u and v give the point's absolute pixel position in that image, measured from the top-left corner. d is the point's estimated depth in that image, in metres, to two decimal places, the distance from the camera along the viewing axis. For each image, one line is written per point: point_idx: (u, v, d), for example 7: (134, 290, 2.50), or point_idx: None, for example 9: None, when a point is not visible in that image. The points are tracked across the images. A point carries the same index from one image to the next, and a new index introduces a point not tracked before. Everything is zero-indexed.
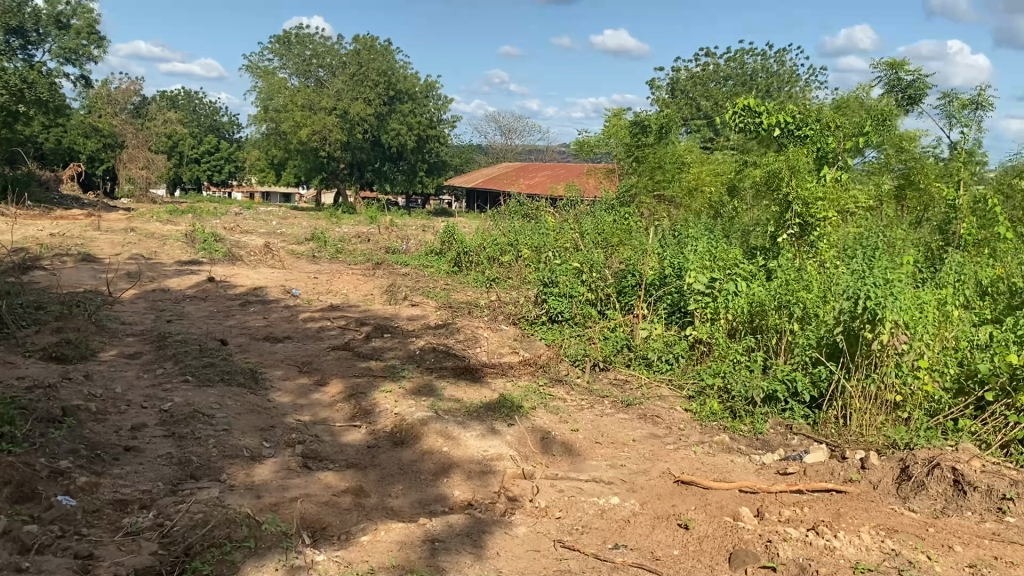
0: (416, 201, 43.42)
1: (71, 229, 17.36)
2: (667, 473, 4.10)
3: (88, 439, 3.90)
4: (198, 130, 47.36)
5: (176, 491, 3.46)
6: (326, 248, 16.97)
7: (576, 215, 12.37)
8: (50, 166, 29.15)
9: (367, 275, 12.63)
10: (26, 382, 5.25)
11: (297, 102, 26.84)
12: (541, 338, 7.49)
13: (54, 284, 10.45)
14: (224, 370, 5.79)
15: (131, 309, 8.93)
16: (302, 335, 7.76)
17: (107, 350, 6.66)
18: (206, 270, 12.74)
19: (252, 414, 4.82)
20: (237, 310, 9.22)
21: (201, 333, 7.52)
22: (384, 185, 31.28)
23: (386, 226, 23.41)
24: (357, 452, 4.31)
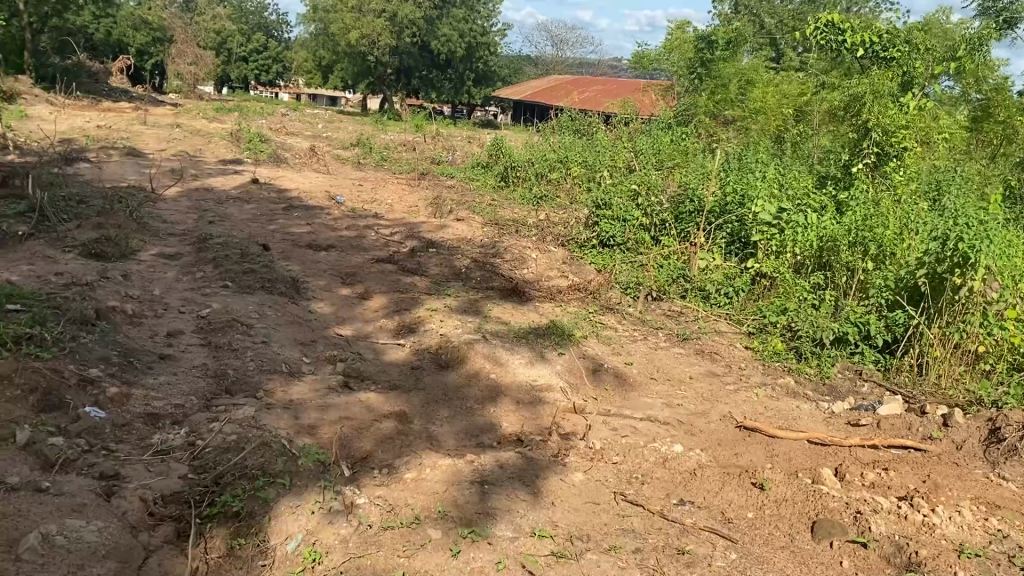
0: (462, 112, 42.69)
1: (117, 122, 17.26)
2: (728, 417, 3.82)
3: (121, 346, 3.73)
4: (247, 28, 46.85)
5: (209, 408, 3.27)
6: (371, 155, 16.69)
7: (630, 134, 11.90)
8: (99, 58, 29.04)
9: (412, 185, 12.36)
10: (64, 280, 5.09)
11: (347, 2, 26.22)
12: (590, 261, 7.15)
13: (98, 177, 10.35)
14: (265, 279, 5.57)
15: (173, 208, 8.77)
16: (345, 245, 7.51)
17: (147, 250, 6.49)
18: (250, 171, 12.54)
19: (292, 326, 4.61)
20: (280, 214, 8.99)
21: (243, 236, 7.34)
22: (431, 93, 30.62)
23: (432, 135, 22.97)
24: (399, 372, 4.07)
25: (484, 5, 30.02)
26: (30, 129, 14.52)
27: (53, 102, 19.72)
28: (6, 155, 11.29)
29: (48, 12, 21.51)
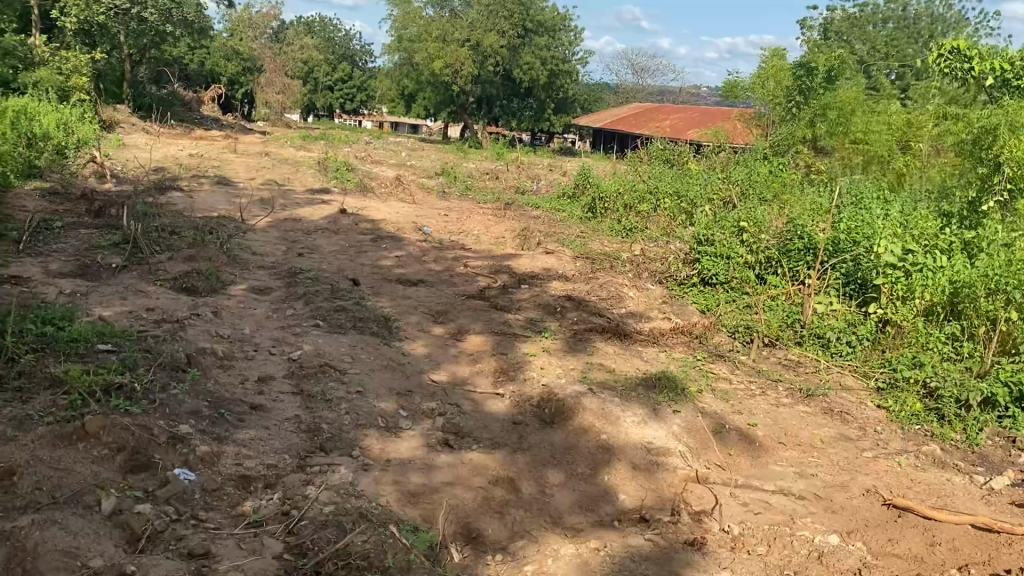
0: (541, 140, 42.65)
1: (209, 151, 17.70)
2: (873, 492, 3.37)
3: (212, 395, 3.52)
4: (333, 59, 48.19)
5: (304, 469, 3.01)
6: (455, 185, 16.62)
7: (725, 165, 11.49)
8: (192, 89, 30.13)
9: (498, 216, 12.17)
10: (156, 317, 5.02)
11: (431, 33, 26.62)
12: (692, 299, 6.71)
13: (191, 206, 10.50)
14: (356, 318, 5.36)
15: (263, 239, 8.76)
16: (435, 279, 7.28)
17: (236, 284, 6.39)
18: (336, 201, 12.56)
19: (385, 372, 4.35)
20: (367, 246, 8.86)
21: (333, 270, 7.20)
22: (512, 120, 30.71)
23: (514, 163, 22.88)
24: (500, 427, 3.72)
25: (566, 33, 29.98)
26: (127, 157, 14.99)
27: (150, 131, 20.39)
28: (105, 183, 11.58)
29: (146, 45, 22.40)
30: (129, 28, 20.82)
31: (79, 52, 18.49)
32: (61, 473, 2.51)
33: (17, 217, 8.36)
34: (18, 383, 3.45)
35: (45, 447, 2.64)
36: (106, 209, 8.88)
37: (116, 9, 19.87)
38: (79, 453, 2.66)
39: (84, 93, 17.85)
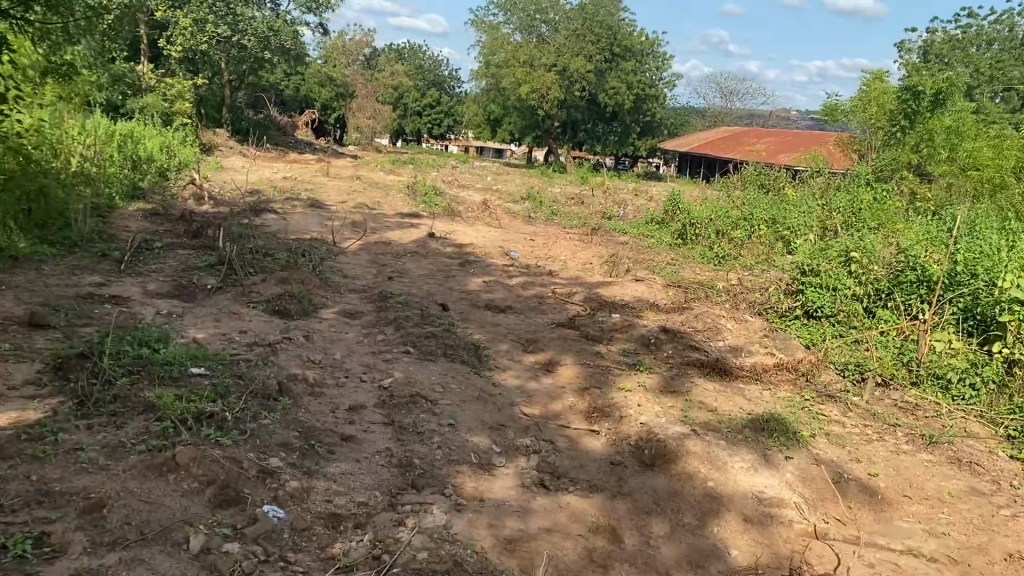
0: (626, 164, 42.42)
1: (303, 174, 18.18)
2: (1016, 557, 3.04)
3: (303, 425, 3.43)
4: (422, 84, 49.25)
5: (395, 508, 2.87)
6: (542, 209, 16.56)
7: (824, 192, 11.07)
8: (287, 115, 31.09)
9: (586, 241, 12.01)
10: (248, 341, 5.01)
11: (519, 58, 26.90)
12: (795, 333, 6.36)
13: (284, 228, 10.69)
14: (446, 345, 5.24)
15: (353, 262, 8.81)
16: (524, 306, 7.13)
17: (327, 307, 6.37)
18: (425, 224, 12.61)
19: (477, 404, 4.19)
20: (455, 271, 8.79)
21: (422, 294, 7.14)
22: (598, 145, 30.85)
23: (600, 188, 22.75)
24: (598, 468, 3.51)
25: (654, 58, 29.84)
26: (226, 180, 15.51)
27: (247, 154, 21.06)
28: (203, 205, 11.92)
29: (245, 72, 23.26)
30: (230, 56, 21.68)
31: (184, 79, 19.35)
32: (151, 507, 2.45)
33: (120, 237, 8.63)
34: (113, 407, 3.44)
35: (135, 479, 2.59)
36: (204, 230, 9.09)
37: (219, 38, 20.69)
38: (169, 486, 2.59)
39: (187, 118, 18.58)
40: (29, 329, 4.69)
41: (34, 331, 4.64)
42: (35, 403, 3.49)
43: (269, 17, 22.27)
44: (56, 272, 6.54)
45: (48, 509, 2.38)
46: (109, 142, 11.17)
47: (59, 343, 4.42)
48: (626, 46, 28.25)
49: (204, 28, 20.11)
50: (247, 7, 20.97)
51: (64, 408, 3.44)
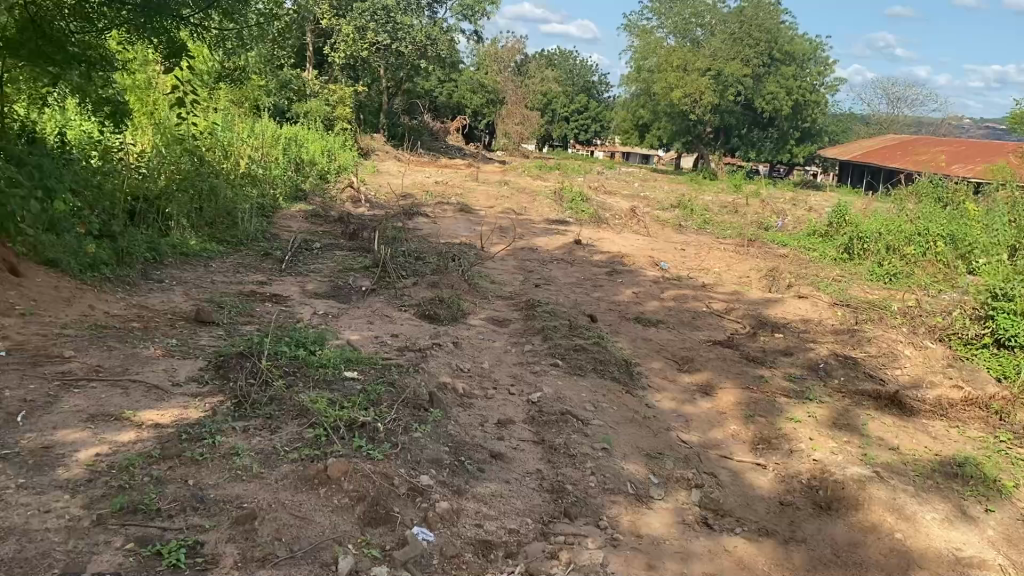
0: (779, 173, 41.01)
1: (453, 179, 18.55)
2: None
3: (452, 439, 3.31)
4: (571, 90, 49.52)
5: (548, 539, 2.69)
6: (693, 217, 16.13)
7: (1011, 208, 10.18)
8: (439, 120, 31.83)
9: (740, 253, 11.55)
10: (399, 346, 4.99)
11: (673, 62, 26.64)
12: (984, 364, 5.77)
13: (434, 232, 10.83)
14: (598, 360, 5.03)
15: (501, 267, 8.77)
16: (677, 321, 6.82)
17: (476, 314, 6.29)
18: (574, 231, 12.47)
19: (632, 427, 3.96)
20: (605, 280, 8.57)
21: (571, 304, 6.97)
22: (751, 151, 30.27)
23: (753, 197, 22.04)
24: (767, 510, 3.22)
25: (815, 63, 28.70)
26: (381, 183, 16.00)
27: (400, 159, 21.67)
28: (358, 207, 12.25)
29: (402, 79, 24.02)
30: (389, 62, 22.47)
31: (346, 85, 20.21)
32: (302, 523, 2.38)
33: (282, 237, 8.95)
34: (268, 410, 3.44)
35: (287, 490, 2.54)
36: (359, 232, 9.29)
37: (379, 45, 21.41)
38: (320, 499, 2.52)
39: (346, 122, 19.29)
40: (195, 325, 4.84)
41: (199, 328, 4.78)
42: (196, 401, 3.55)
43: (427, 25, 22.86)
44: (223, 270, 6.80)
45: (204, 517, 2.37)
46: (275, 145, 11.68)
47: (222, 341, 4.53)
48: (786, 50, 27.34)
49: (366, 37, 20.86)
50: (407, 15, 21.65)
51: (223, 408, 3.47)
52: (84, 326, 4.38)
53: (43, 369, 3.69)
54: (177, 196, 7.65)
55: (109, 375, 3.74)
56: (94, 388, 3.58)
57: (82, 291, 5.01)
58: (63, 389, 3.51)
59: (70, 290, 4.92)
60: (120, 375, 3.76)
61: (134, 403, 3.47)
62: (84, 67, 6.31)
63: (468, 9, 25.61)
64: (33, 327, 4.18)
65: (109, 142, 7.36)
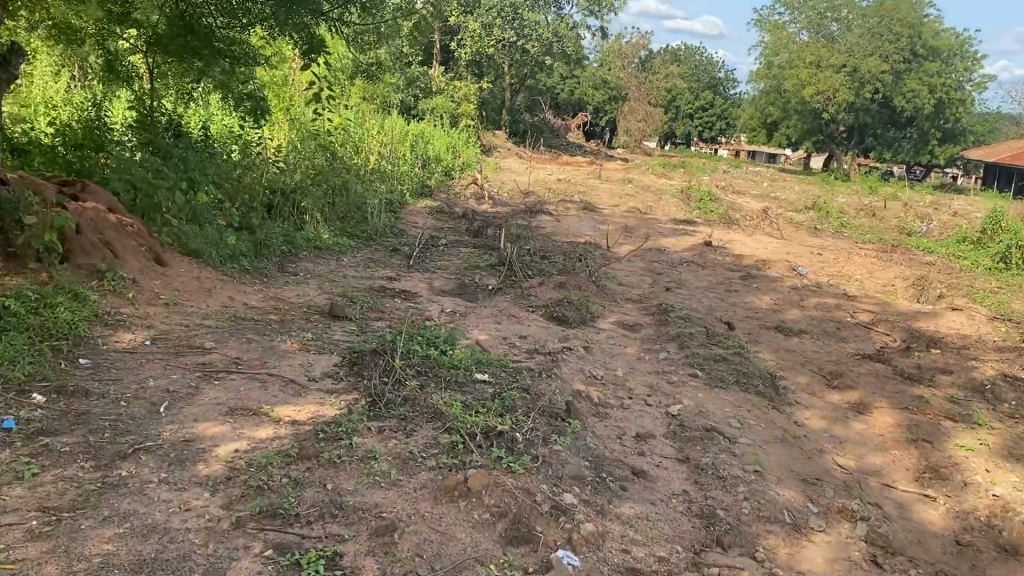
0: (916, 176, 39.05)
1: (576, 177, 18.45)
2: None
3: (593, 453, 3.12)
4: (696, 88, 48.71)
5: (701, 571, 2.47)
6: (828, 220, 15.47)
7: None
8: (561, 118, 31.81)
9: (883, 260, 10.94)
10: (529, 349, 4.85)
11: (806, 59, 26.11)
12: None
13: (559, 230, 10.70)
14: (739, 372, 4.73)
15: (628, 268, 8.54)
16: (820, 332, 6.43)
17: (606, 316, 6.09)
18: (703, 232, 12.10)
19: (782, 448, 3.68)
20: (738, 285, 8.21)
21: (704, 309, 6.68)
22: (887, 152, 28.45)
23: (890, 200, 21.03)
24: (943, 552, 2.90)
25: (963, 59, 27.17)
26: (504, 180, 16.06)
27: (523, 157, 21.74)
28: (483, 204, 12.27)
29: (527, 76, 24.15)
30: (515, 60, 22.65)
31: (472, 83, 20.45)
32: (443, 539, 2.27)
33: (409, 232, 8.99)
34: (402, 411, 3.34)
35: (426, 502, 2.43)
36: (484, 229, 9.26)
37: (506, 42, 21.54)
38: (460, 514, 2.40)
39: (471, 120, 19.47)
40: (329, 319, 4.84)
41: (332, 323, 4.78)
42: (331, 399, 3.50)
43: (553, 22, 22.86)
44: (354, 264, 6.85)
45: (343, 525, 2.28)
46: (404, 141, 11.81)
47: (355, 337, 4.50)
48: (931, 45, 26.09)
49: (492, 34, 21.02)
50: (534, 13, 21.77)
51: (357, 407, 3.40)
52: (224, 317, 4.44)
53: (185, 359, 3.73)
54: (312, 190, 7.75)
55: (247, 368, 3.75)
56: (233, 380, 3.59)
57: (222, 282, 5.11)
58: (204, 380, 3.54)
59: (211, 280, 5.02)
60: (258, 369, 3.76)
61: (271, 398, 3.45)
62: (227, 64, 6.64)
63: (594, 5, 25.35)
64: (176, 317, 4.26)
65: (249, 136, 7.57)
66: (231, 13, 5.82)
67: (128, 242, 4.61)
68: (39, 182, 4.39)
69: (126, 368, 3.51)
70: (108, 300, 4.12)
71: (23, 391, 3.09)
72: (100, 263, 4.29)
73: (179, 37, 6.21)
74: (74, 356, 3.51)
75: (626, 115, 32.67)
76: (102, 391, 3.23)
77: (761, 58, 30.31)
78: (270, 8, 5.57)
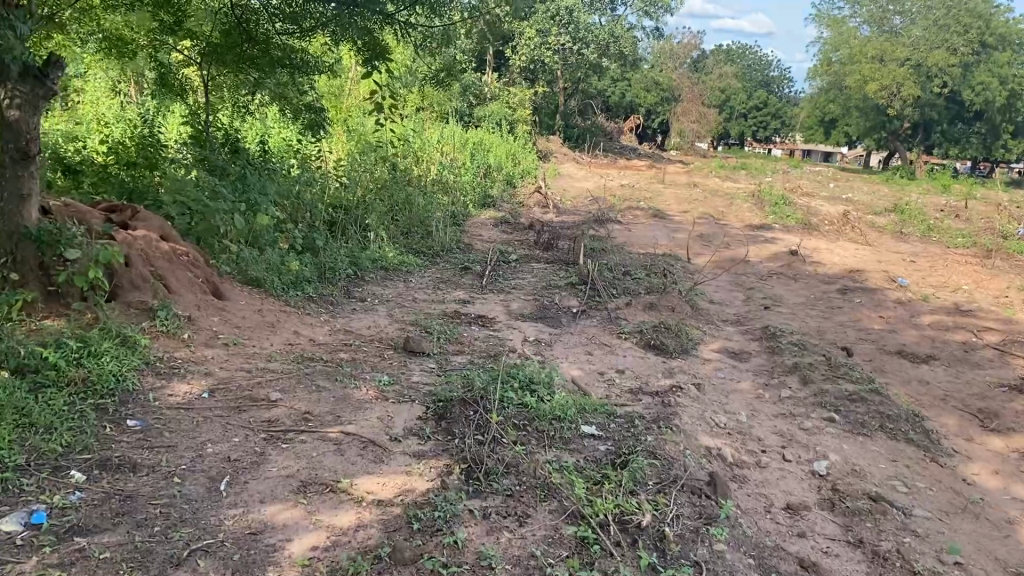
0: (981, 171, 37.48)
1: (637, 181, 17.79)
2: None
3: (752, 544, 2.51)
4: (749, 87, 47.59)
5: None
6: (911, 223, 14.56)
7: None
8: (613, 120, 31.15)
9: (986, 267, 10.07)
10: (633, 389, 4.24)
11: (868, 54, 25.08)
12: None
13: (632, 241, 10.08)
14: (883, 416, 4.04)
15: (716, 282, 7.88)
16: (951, 357, 5.68)
17: (707, 344, 5.43)
18: (784, 239, 11.37)
19: (968, 521, 3.02)
20: (839, 301, 7.48)
21: (813, 332, 6.00)
22: (953, 148, 27.33)
23: (966, 200, 19.94)
24: None
25: None
26: (564, 187, 15.47)
27: (580, 162, 21.16)
28: (547, 213, 11.69)
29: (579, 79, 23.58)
30: (567, 63, 22.09)
31: (525, 87, 19.94)
32: None
33: (477, 246, 8.44)
34: (507, 484, 2.75)
35: None
36: (555, 243, 8.67)
37: (559, 46, 20.97)
38: None
39: (526, 125, 18.93)
40: (404, 356, 4.28)
41: (409, 360, 4.21)
42: (419, 465, 2.92)
43: (607, 24, 22.10)
44: (423, 286, 6.30)
45: None
46: (463, 148, 11.30)
47: (436, 380, 3.92)
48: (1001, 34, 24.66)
49: (546, 38, 20.47)
50: (586, 14, 21.16)
51: (451, 478, 2.81)
52: (289, 358, 3.90)
53: (247, 416, 3.19)
54: (375, 207, 7.25)
55: (319, 425, 3.19)
56: (302, 442, 3.03)
57: (285, 315, 4.59)
58: (270, 444, 2.99)
59: (273, 313, 4.51)
60: (331, 425, 3.20)
61: (350, 466, 2.87)
62: (284, 74, 6.19)
63: (649, 6, 24.55)
64: (237, 360, 3.73)
65: (307, 151, 7.11)
66: (288, 19, 5.33)
67: (182, 274, 4.11)
68: (83, 210, 3.91)
69: (181, 432, 2.98)
70: (160, 344, 3.61)
71: (60, 468, 2.57)
72: (151, 299, 3.80)
73: (233, 47, 5.76)
74: (121, 417, 2.99)
75: (680, 116, 31.86)
76: (152, 463, 2.71)
77: (822, 54, 29.28)
78: (329, 13, 5.05)
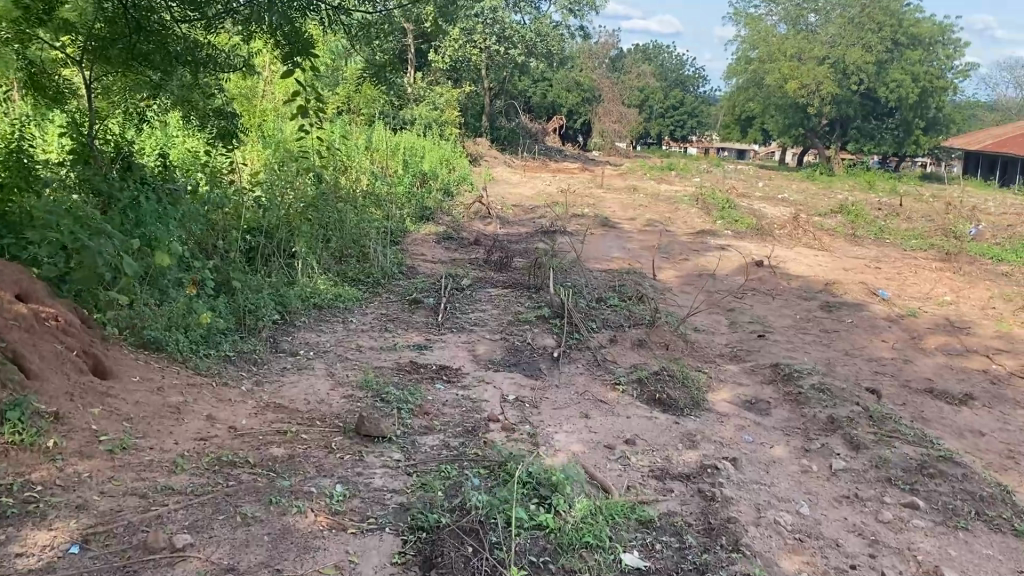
0: (891, 165, 38.08)
1: (572, 186, 16.98)
2: None
3: None
4: (666, 86, 47.65)
5: None
6: (859, 224, 14.10)
7: None
8: (536, 122, 30.33)
9: (955, 273, 9.54)
10: (657, 473, 3.31)
11: (787, 52, 25.02)
12: None
13: (587, 255, 9.20)
14: (974, 499, 3.25)
15: (693, 303, 7.04)
16: (986, 394, 4.94)
17: (717, 393, 4.56)
18: (741, 247, 10.66)
19: None
20: (830, 323, 6.71)
21: (825, 367, 5.21)
22: (869, 144, 26.95)
23: (894, 197, 19.78)
24: None
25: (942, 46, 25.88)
26: (500, 194, 14.52)
27: (510, 166, 20.28)
28: (488, 225, 10.71)
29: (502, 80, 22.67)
30: (490, 63, 21.20)
31: (449, 89, 18.89)
32: None
33: (421, 268, 7.42)
34: None
35: None
36: (508, 262, 7.70)
37: (484, 45, 20.08)
38: None
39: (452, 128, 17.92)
40: (358, 444, 3.23)
41: (364, 450, 3.17)
42: None
43: (532, 21, 21.51)
44: (366, 327, 5.24)
45: None
46: (394, 155, 10.22)
47: (407, 483, 2.89)
48: (913, 34, 24.78)
49: (469, 37, 19.48)
50: (508, 12, 20.25)
51: None
52: (202, 464, 2.83)
53: None
54: (304, 229, 6.16)
55: None
56: None
57: (196, 391, 3.49)
58: None
59: (180, 391, 3.40)
60: None
61: None
62: (189, 74, 5.03)
63: (573, 4, 23.74)
64: (127, 477, 2.64)
65: (219, 164, 5.95)
66: (189, 5, 4.22)
67: (48, 348, 2.98)
68: None
69: None
70: (8, 466, 2.48)
71: None
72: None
73: (120, 40, 4.56)
74: None
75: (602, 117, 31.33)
76: None
77: (741, 53, 29.18)
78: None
